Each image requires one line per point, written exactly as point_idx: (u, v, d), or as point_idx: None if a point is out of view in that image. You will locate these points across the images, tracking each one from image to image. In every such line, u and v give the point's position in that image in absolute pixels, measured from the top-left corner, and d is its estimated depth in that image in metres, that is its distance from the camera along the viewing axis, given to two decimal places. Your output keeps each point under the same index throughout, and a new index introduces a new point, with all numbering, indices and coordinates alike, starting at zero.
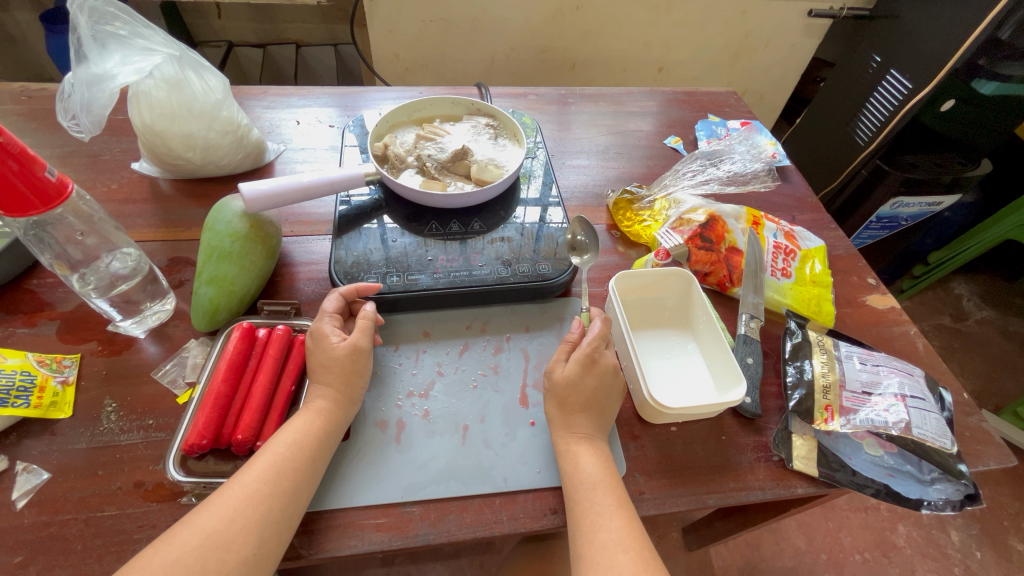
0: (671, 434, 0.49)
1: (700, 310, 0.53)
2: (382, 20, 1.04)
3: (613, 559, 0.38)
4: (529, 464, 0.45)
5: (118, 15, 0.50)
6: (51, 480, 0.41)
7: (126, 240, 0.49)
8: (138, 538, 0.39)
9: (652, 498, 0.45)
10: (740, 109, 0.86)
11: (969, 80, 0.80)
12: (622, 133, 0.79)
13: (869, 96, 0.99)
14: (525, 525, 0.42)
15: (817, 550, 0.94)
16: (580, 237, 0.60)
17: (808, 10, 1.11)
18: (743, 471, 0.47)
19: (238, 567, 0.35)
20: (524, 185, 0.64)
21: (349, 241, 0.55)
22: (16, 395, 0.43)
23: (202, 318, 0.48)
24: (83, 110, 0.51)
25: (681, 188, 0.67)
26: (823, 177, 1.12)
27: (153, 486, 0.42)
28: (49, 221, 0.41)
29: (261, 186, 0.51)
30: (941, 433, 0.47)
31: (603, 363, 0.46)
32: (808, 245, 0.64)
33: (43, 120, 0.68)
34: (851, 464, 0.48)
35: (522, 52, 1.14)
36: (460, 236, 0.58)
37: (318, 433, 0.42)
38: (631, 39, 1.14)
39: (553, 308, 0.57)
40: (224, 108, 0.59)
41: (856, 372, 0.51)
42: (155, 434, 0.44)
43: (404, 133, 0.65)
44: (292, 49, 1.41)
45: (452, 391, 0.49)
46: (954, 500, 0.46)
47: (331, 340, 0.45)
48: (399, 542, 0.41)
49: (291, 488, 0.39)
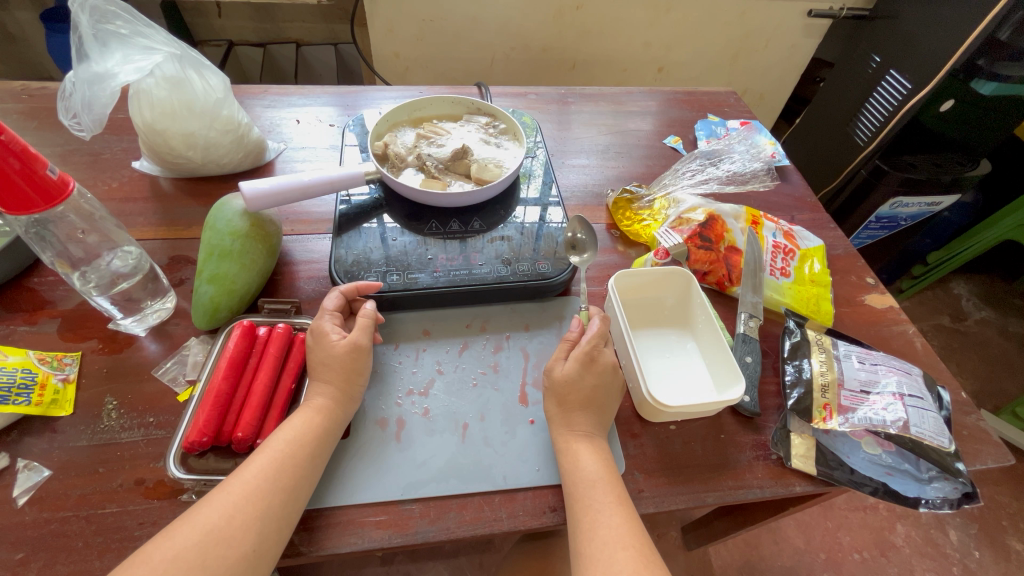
0: (670, 432, 0.49)
1: (699, 310, 0.53)
2: (382, 19, 1.04)
3: (613, 556, 0.38)
4: (529, 462, 0.45)
5: (119, 14, 0.50)
6: (51, 478, 0.41)
7: (127, 239, 0.49)
8: (139, 535, 0.39)
9: (651, 496, 0.45)
10: (740, 108, 0.86)
11: (969, 80, 0.79)
12: (622, 132, 0.79)
13: (869, 96, 0.99)
14: (525, 523, 0.43)
15: (816, 549, 0.94)
16: (579, 236, 0.60)
17: (808, 10, 1.12)
18: (742, 469, 0.48)
19: (238, 562, 0.35)
20: (524, 184, 0.64)
21: (349, 240, 0.55)
22: (18, 393, 0.43)
23: (202, 317, 0.48)
24: (84, 109, 0.51)
25: (681, 188, 0.67)
26: (823, 177, 1.12)
27: (154, 484, 0.42)
28: (50, 219, 0.42)
29: (261, 185, 0.51)
30: (939, 432, 0.47)
31: (603, 361, 0.46)
32: (807, 245, 0.64)
33: (44, 119, 0.68)
34: (849, 462, 0.48)
35: (521, 52, 1.15)
36: (460, 235, 0.58)
37: (318, 430, 0.42)
38: (631, 40, 1.15)
39: (553, 307, 0.57)
40: (224, 107, 0.59)
41: (854, 370, 0.51)
42: (156, 432, 0.44)
43: (404, 132, 0.65)
44: (292, 48, 1.41)
45: (452, 389, 0.49)
46: (952, 498, 0.46)
47: (331, 338, 0.45)
48: (400, 539, 0.41)
49: (291, 484, 0.39)
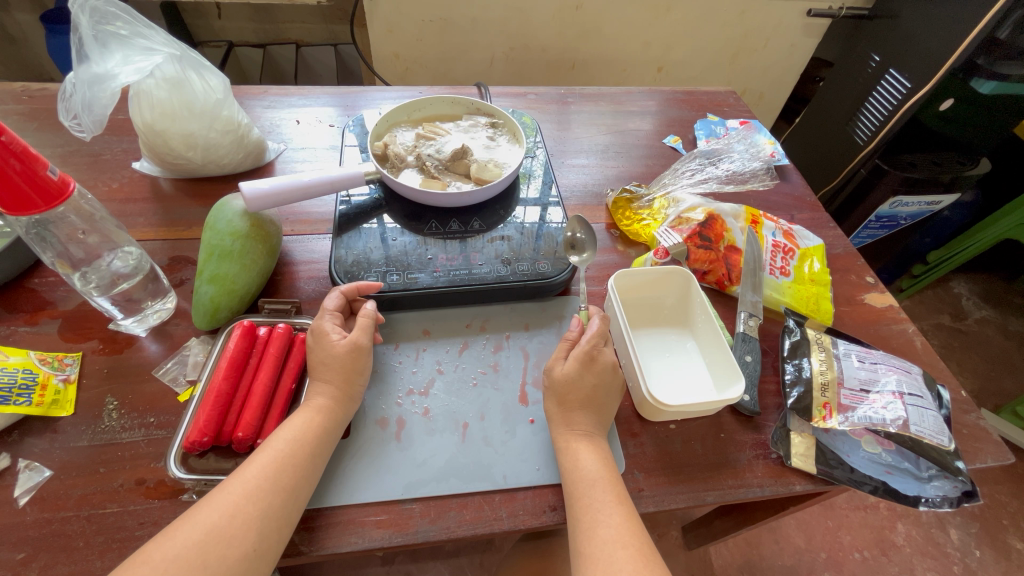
0: (671, 431, 0.49)
1: (699, 309, 0.53)
2: (382, 20, 1.04)
3: (613, 555, 0.38)
4: (529, 462, 0.45)
5: (119, 15, 0.50)
6: (52, 478, 0.41)
7: (128, 239, 0.49)
8: (139, 535, 0.39)
9: (650, 495, 0.45)
10: (740, 108, 0.87)
11: (968, 79, 0.79)
12: (622, 132, 0.79)
13: (869, 95, 0.99)
14: (525, 522, 0.43)
15: (816, 548, 0.94)
16: (579, 236, 0.60)
17: (808, 10, 1.12)
18: (742, 468, 0.48)
19: (238, 562, 0.35)
20: (524, 184, 0.64)
21: (349, 240, 0.56)
22: (19, 393, 0.44)
23: (203, 317, 0.48)
24: (84, 110, 0.51)
25: (680, 188, 0.67)
26: (822, 176, 1.12)
27: (154, 484, 0.42)
28: (50, 220, 0.42)
29: (261, 185, 0.51)
30: (938, 430, 0.47)
31: (603, 360, 0.47)
32: (807, 245, 0.64)
33: (44, 120, 0.68)
34: (849, 461, 0.48)
35: (521, 52, 1.15)
36: (460, 235, 0.58)
37: (318, 430, 0.42)
38: (631, 39, 1.15)
39: (553, 306, 0.57)
40: (224, 108, 0.59)
41: (854, 369, 0.51)
42: (156, 432, 0.44)
43: (403, 132, 0.66)
44: (293, 48, 1.41)
45: (452, 388, 0.49)
46: (951, 497, 0.47)
47: (331, 338, 0.45)
48: (399, 539, 0.41)
49: (292, 483, 0.39)
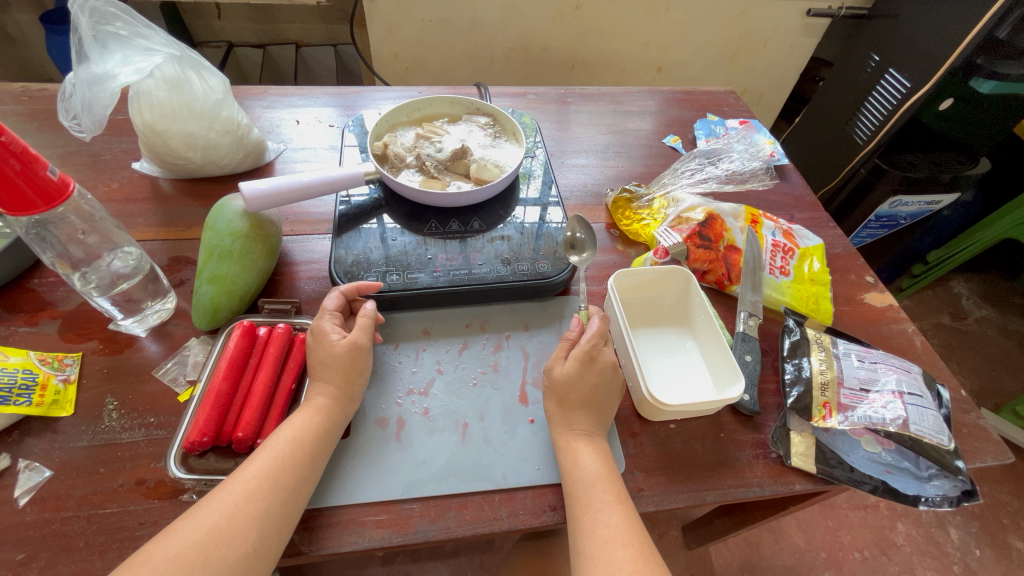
0: (670, 431, 0.49)
1: (699, 309, 0.53)
2: (382, 20, 1.04)
3: (613, 555, 0.38)
4: (529, 461, 0.45)
5: (118, 15, 0.50)
6: (52, 478, 0.41)
7: (127, 239, 0.49)
8: (139, 535, 0.39)
9: (650, 494, 0.45)
10: (739, 108, 0.87)
11: (968, 79, 0.80)
12: (622, 132, 0.79)
13: (868, 95, 0.99)
14: (525, 521, 0.43)
15: (817, 548, 0.95)
16: (578, 235, 0.60)
17: (807, 10, 1.12)
18: (742, 468, 0.48)
19: (238, 562, 0.35)
20: (524, 184, 0.64)
21: (349, 240, 0.56)
22: (19, 393, 0.44)
23: (203, 317, 0.48)
24: (84, 110, 0.51)
25: (680, 188, 0.67)
26: (822, 176, 1.12)
27: (154, 484, 0.42)
28: (50, 220, 0.42)
29: (261, 185, 0.51)
30: (938, 430, 0.48)
31: (603, 360, 0.46)
32: (807, 244, 0.64)
33: (44, 121, 0.68)
34: (849, 460, 0.48)
35: (521, 52, 1.15)
36: (460, 235, 0.58)
37: (318, 430, 0.42)
38: (631, 39, 1.15)
39: (553, 306, 0.57)
40: (224, 108, 0.59)
41: (854, 369, 0.51)
42: (156, 432, 0.44)
43: (403, 132, 0.66)
44: (292, 49, 1.41)
45: (452, 388, 0.50)
46: (951, 496, 0.47)
47: (331, 338, 0.45)
48: (400, 538, 0.41)
49: (292, 483, 0.39)
